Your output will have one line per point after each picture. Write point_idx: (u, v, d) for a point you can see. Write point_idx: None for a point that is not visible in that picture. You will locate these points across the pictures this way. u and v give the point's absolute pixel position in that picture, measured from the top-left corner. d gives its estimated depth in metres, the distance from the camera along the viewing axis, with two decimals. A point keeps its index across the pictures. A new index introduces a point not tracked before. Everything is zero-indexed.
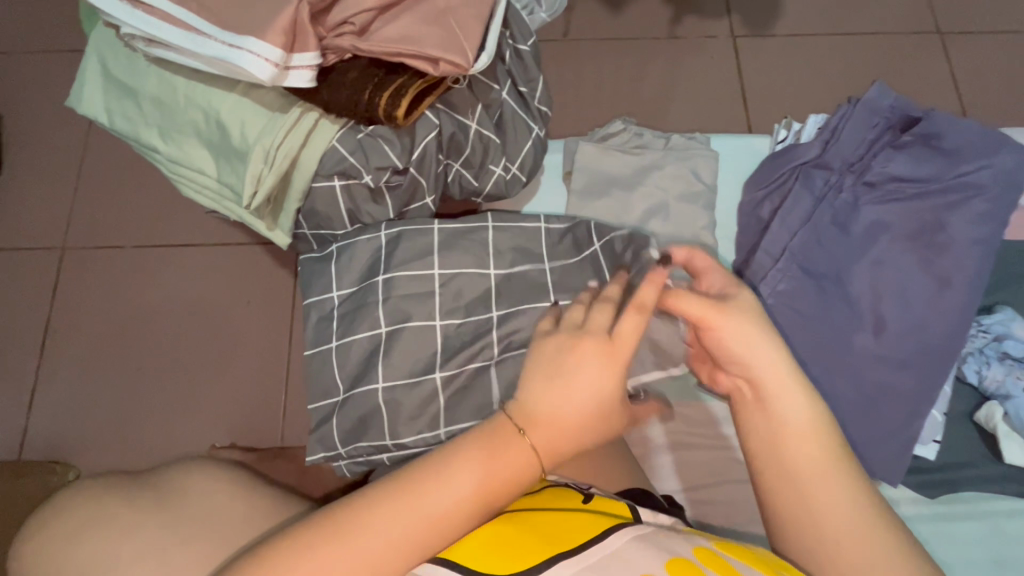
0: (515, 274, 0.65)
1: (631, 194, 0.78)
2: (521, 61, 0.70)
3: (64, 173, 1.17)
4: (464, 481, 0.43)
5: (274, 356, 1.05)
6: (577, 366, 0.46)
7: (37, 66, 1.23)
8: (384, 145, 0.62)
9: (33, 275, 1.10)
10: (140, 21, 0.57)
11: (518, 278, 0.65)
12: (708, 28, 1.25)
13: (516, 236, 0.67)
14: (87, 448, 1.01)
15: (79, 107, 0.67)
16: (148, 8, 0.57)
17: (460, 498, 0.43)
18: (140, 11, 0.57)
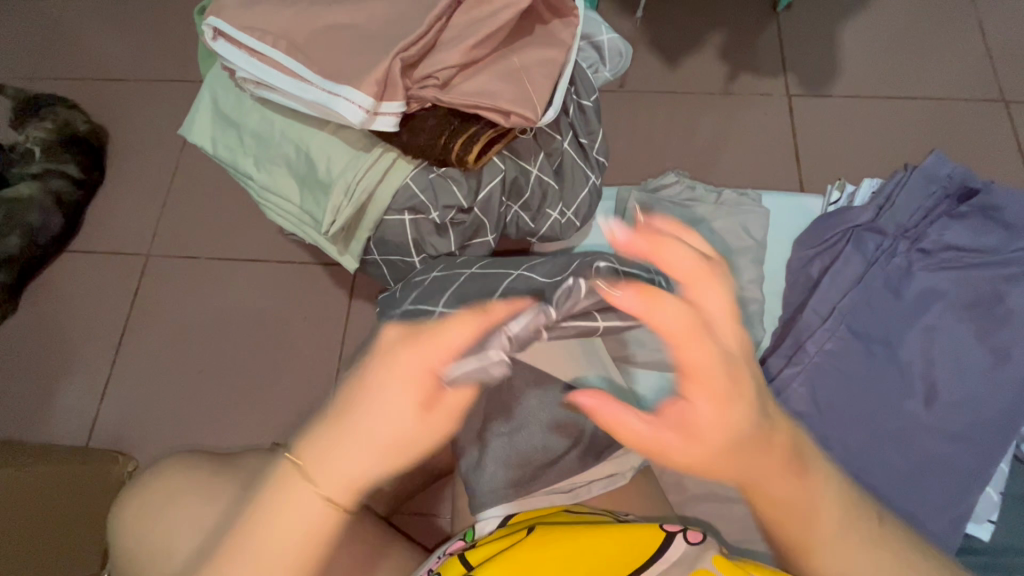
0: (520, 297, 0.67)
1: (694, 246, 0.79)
2: (583, 115, 0.75)
3: (156, 188, 1.29)
4: (299, 514, 0.46)
5: (323, 371, 1.11)
6: (383, 389, 0.48)
7: (146, 92, 1.39)
8: (453, 185, 0.67)
9: (119, 279, 1.21)
10: (257, 68, 0.65)
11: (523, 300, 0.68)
12: (763, 85, 1.28)
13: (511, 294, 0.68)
14: (147, 441, 1.09)
15: (189, 136, 0.76)
16: (261, 58, 0.65)
17: (303, 521, 0.46)
18: (255, 60, 0.65)
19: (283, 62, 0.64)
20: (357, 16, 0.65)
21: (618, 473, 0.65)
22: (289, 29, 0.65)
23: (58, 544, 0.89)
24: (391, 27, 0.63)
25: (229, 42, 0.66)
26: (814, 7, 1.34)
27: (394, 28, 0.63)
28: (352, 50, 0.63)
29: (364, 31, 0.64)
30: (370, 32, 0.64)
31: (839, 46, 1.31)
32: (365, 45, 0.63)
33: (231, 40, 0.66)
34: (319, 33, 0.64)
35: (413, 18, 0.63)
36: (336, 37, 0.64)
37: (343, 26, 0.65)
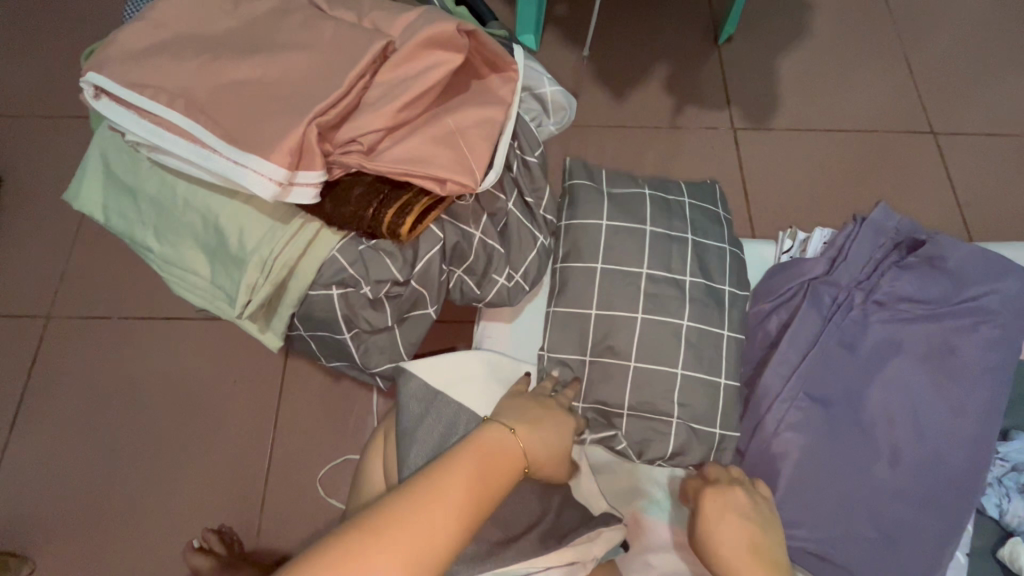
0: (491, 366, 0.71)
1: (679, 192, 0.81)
2: (528, 171, 0.69)
3: (58, 238, 1.15)
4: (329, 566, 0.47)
5: (256, 442, 1.00)
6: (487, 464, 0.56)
7: (46, 130, 1.24)
8: (386, 257, 0.61)
9: (11, 346, 1.07)
10: (152, 131, 0.57)
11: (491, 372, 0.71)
12: (709, 119, 1.29)
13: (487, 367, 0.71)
14: (47, 537, 0.95)
15: (75, 203, 0.66)
16: (157, 121, 0.56)
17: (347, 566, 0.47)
18: (148, 123, 0.57)
19: (183, 126, 0.56)
20: (266, 73, 0.57)
21: (582, 558, 0.60)
22: (186, 85, 0.57)
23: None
24: (305, 85, 0.56)
25: (116, 101, 0.57)
26: (754, 40, 1.37)
27: (311, 86, 0.56)
28: (261, 111, 0.55)
29: (278, 88, 0.57)
30: (280, 90, 0.56)
31: (779, 76, 1.33)
32: (275, 106, 0.55)
33: (119, 100, 0.57)
34: (224, 90, 0.57)
35: (330, 77, 0.56)
36: (242, 95, 0.56)
37: (250, 83, 0.57)
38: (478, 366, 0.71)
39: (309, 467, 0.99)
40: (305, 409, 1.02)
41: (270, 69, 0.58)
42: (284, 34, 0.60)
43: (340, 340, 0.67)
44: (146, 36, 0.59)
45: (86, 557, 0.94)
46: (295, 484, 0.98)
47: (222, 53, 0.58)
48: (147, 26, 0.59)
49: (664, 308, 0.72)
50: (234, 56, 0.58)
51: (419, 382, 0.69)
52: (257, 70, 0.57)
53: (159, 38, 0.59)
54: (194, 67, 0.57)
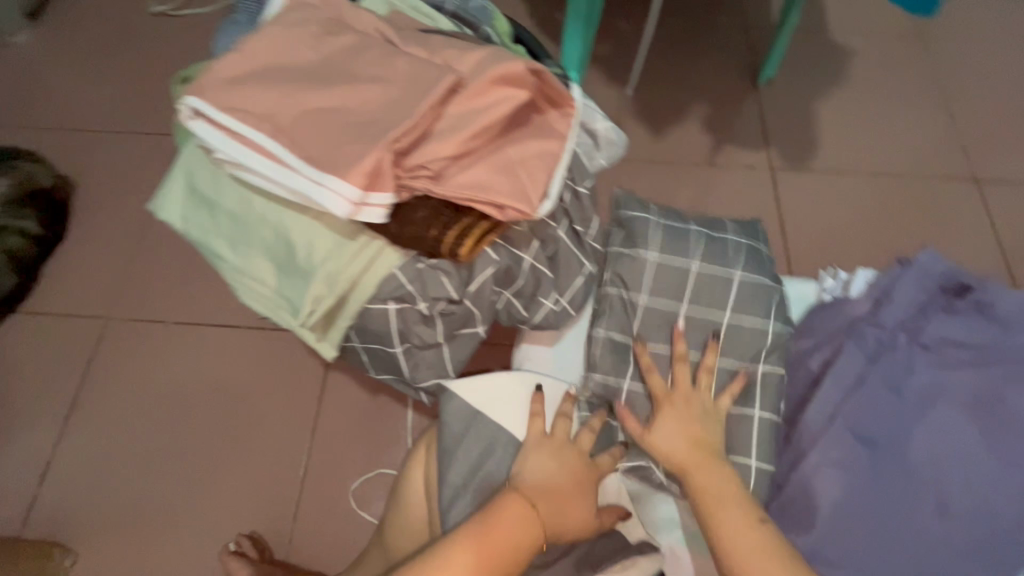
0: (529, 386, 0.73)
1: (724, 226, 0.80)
2: (578, 201, 0.72)
3: (122, 245, 1.22)
4: None
5: (292, 450, 1.03)
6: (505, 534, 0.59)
7: (120, 144, 1.34)
8: (443, 277, 0.64)
9: (71, 344, 1.13)
10: (240, 151, 0.62)
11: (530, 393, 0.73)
12: (748, 157, 1.31)
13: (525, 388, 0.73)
14: (89, 531, 0.99)
15: (159, 213, 0.71)
16: (245, 142, 0.62)
17: None
18: (237, 144, 0.62)
19: (268, 148, 0.61)
20: (344, 101, 0.62)
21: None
22: (272, 110, 0.62)
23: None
24: (380, 113, 0.61)
25: (210, 123, 0.63)
26: (794, 83, 1.40)
27: (385, 114, 0.61)
28: (338, 136, 0.60)
29: (355, 116, 0.62)
30: (357, 117, 0.61)
31: (818, 119, 1.36)
32: (352, 132, 0.60)
33: (212, 121, 0.63)
34: (305, 115, 0.62)
35: (403, 107, 0.60)
36: (322, 121, 0.61)
37: (329, 110, 0.62)
38: (522, 386, 0.73)
39: (343, 478, 1.01)
40: (342, 421, 1.05)
41: (349, 97, 0.62)
42: (361, 67, 0.65)
43: (391, 354, 0.70)
44: (238, 65, 0.65)
45: (124, 553, 0.97)
46: (327, 494, 1.00)
47: (307, 82, 0.63)
48: (240, 56, 0.65)
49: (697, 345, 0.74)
50: (316, 85, 0.63)
51: (461, 400, 0.71)
52: (337, 97, 0.62)
53: (250, 67, 0.65)
54: (280, 94, 0.62)
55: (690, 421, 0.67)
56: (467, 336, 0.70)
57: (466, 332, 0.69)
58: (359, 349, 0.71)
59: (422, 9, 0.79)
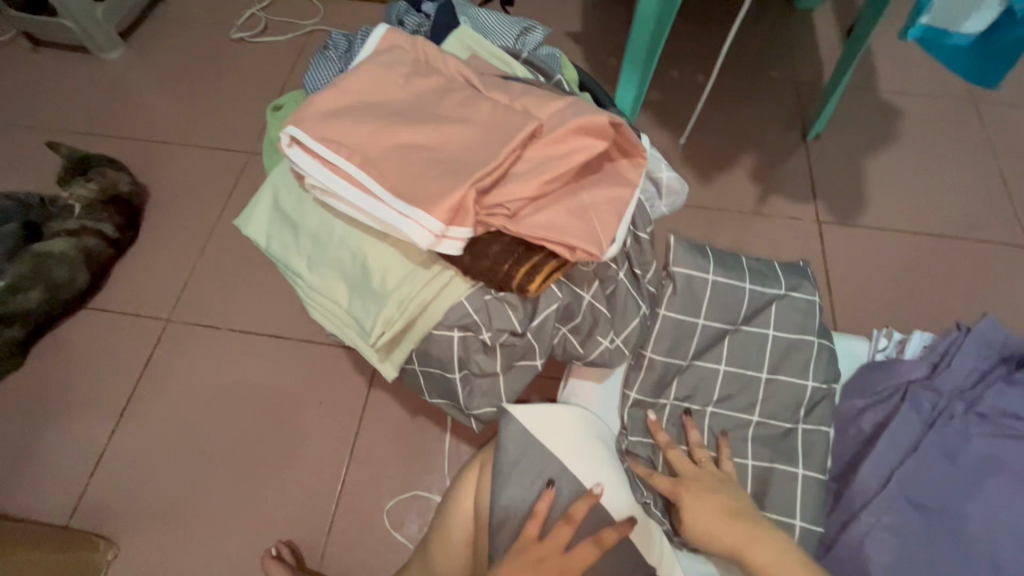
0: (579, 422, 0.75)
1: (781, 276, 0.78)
2: (638, 245, 0.74)
3: (187, 252, 1.29)
4: None
5: (332, 464, 1.05)
6: None
7: (194, 157, 1.43)
8: (509, 310, 0.67)
9: (132, 343, 1.19)
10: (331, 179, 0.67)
11: (579, 428, 0.75)
12: (794, 210, 1.33)
13: (575, 424, 0.75)
14: (132, 526, 1.02)
15: (244, 229, 0.77)
16: (335, 171, 0.66)
17: None
18: (328, 172, 0.66)
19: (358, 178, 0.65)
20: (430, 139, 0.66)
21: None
22: (363, 142, 0.67)
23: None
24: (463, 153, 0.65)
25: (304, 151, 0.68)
26: (843, 140, 1.42)
27: (468, 154, 0.65)
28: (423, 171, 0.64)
29: (439, 153, 0.66)
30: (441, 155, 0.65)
31: (867, 177, 1.37)
32: (437, 167, 0.64)
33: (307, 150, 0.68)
34: (394, 150, 0.66)
35: (487, 148, 0.64)
36: (408, 156, 0.65)
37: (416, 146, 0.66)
38: (571, 420, 0.75)
39: (379, 496, 1.02)
40: (381, 439, 1.07)
41: (434, 135, 0.67)
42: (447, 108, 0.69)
43: (449, 378, 0.72)
44: (334, 100, 0.70)
45: (164, 551, 1.00)
46: (363, 512, 1.01)
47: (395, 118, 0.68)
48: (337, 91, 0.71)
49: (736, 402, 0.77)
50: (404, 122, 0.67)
51: (512, 430, 0.73)
52: (423, 135, 0.67)
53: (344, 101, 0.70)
54: (372, 129, 0.67)
55: (714, 493, 0.69)
56: (524, 368, 0.72)
57: (524, 363, 0.72)
58: (418, 371, 0.74)
59: (501, 55, 0.84)
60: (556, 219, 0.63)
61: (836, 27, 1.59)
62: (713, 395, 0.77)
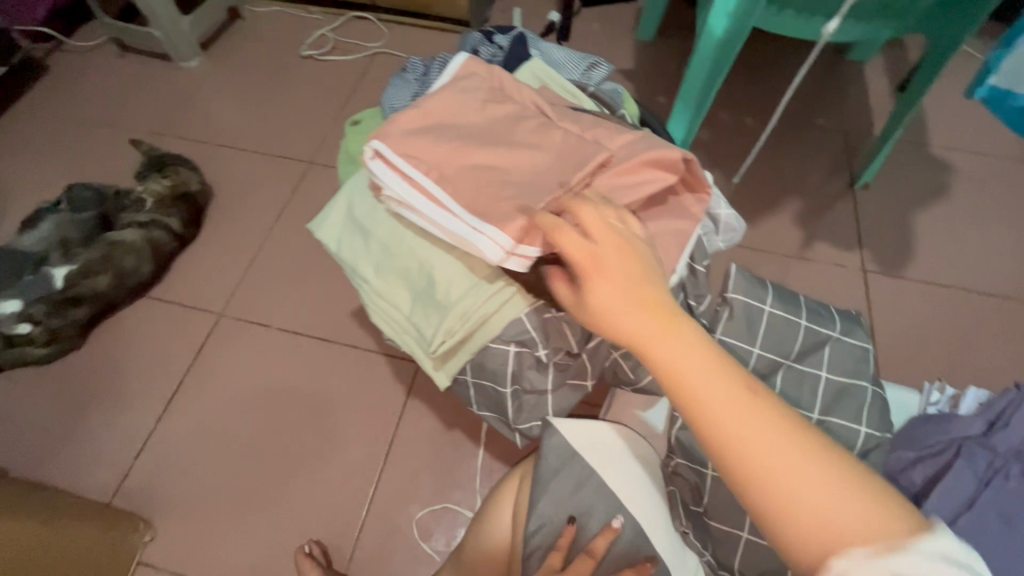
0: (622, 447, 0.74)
1: (835, 320, 0.82)
2: (694, 276, 0.76)
3: (243, 251, 1.35)
4: None
5: (365, 470, 1.07)
6: None
7: (257, 163, 1.50)
8: (567, 328, 0.69)
9: (185, 334, 1.24)
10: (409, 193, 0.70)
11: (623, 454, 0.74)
12: (839, 257, 1.33)
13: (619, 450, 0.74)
14: (169, 512, 1.05)
15: (316, 232, 0.81)
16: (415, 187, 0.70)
17: None
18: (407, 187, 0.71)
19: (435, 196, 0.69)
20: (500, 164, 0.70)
21: None
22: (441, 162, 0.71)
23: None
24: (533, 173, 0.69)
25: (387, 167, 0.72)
26: (891, 191, 1.42)
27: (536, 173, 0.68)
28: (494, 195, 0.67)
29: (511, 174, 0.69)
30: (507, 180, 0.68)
31: (915, 230, 1.36)
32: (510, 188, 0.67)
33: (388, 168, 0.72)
34: (468, 170, 0.70)
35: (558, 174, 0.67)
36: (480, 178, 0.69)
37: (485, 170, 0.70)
38: (615, 440, 0.75)
39: (409, 505, 1.04)
40: (415, 449, 1.09)
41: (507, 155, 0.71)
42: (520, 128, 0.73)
43: (499, 392, 0.74)
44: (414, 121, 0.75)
45: (198, 540, 1.02)
46: (392, 519, 1.02)
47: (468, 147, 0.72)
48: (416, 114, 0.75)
49: None
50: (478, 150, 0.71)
51: (556, 447, 0.72)
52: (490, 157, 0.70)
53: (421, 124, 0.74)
54: (445, 156, 0.71)
55: None
56: (574, 388, 0.74)
57: (574, 383, 0.73)
58: (467, 381, 0.76)
59: (569, 88, 0.88)
60: None
61: (888, 81, 1.61)
62: None
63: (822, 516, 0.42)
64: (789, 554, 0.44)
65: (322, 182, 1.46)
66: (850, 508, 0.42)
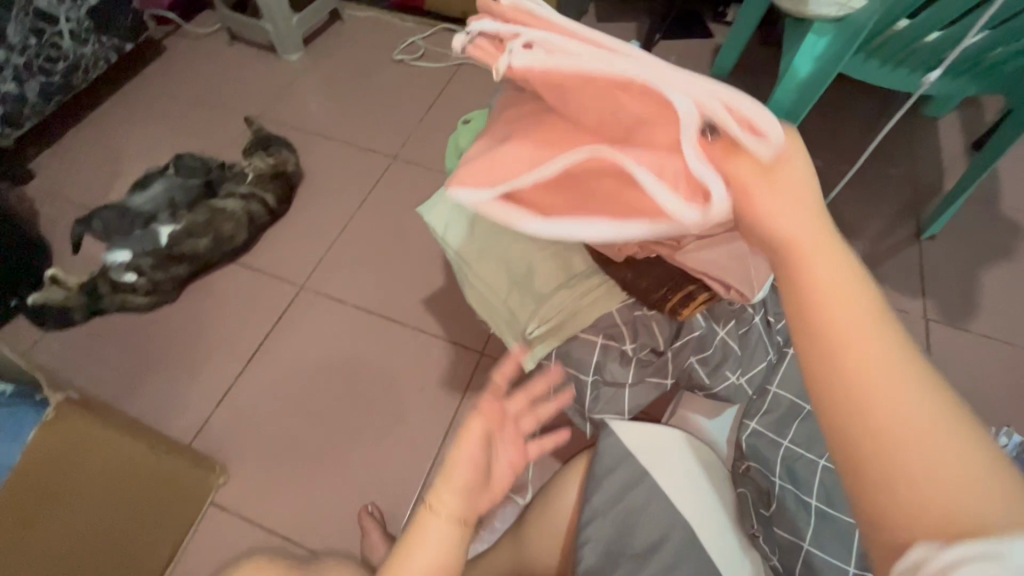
0: (684, 450, 0.80)
1: None
2: (776, 294, 0.81)
3: (327, 231, 1.44)
4: None
5: (424, 447, 1.13)
6: None
7: (346, 153, 1.61)
8: (655, 327, 0.75)
9: (268, 301, 1.33)
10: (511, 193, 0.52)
11: (685, 456, 0.80)
12: (901, 302, 1.34)
13: (682, 451, 0.80)
14: (241, 461, 1.12)
15: (424, 215, 0.88)
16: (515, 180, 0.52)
17: None
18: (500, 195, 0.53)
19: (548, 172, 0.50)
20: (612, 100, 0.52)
21: None
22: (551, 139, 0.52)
23: (142, 518, 0.89)
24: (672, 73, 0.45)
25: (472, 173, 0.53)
26: (960, 244, 1.43)
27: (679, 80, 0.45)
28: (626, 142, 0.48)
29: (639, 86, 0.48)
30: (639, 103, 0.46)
31: (981, 288, 1.36)
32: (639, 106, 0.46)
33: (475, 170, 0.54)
34: None
35: None
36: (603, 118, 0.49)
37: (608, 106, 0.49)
38: (670, 442, 0.80)
39: None
40: None
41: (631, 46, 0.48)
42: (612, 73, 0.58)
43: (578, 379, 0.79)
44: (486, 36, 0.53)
45: (266, 488, 1.10)
46: None
47: (579, 42, 0.48)
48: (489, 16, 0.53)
49: None
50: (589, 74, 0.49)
51: (621, 440, 0.79)
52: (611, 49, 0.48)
53: (515, 34, 0.51)
54: (547, 76, 0.48)
55: None
56: (652, 386, 0.79)
57: (653, 382, 0.78)
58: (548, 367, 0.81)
59: None
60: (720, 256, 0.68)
61: (963, 139, 1.62)
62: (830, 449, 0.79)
63: (949, 485, 0.34)
64: (881, 502, 0.36)
65: (403, 177, 1.55)
66: (978, 490, 0.34)
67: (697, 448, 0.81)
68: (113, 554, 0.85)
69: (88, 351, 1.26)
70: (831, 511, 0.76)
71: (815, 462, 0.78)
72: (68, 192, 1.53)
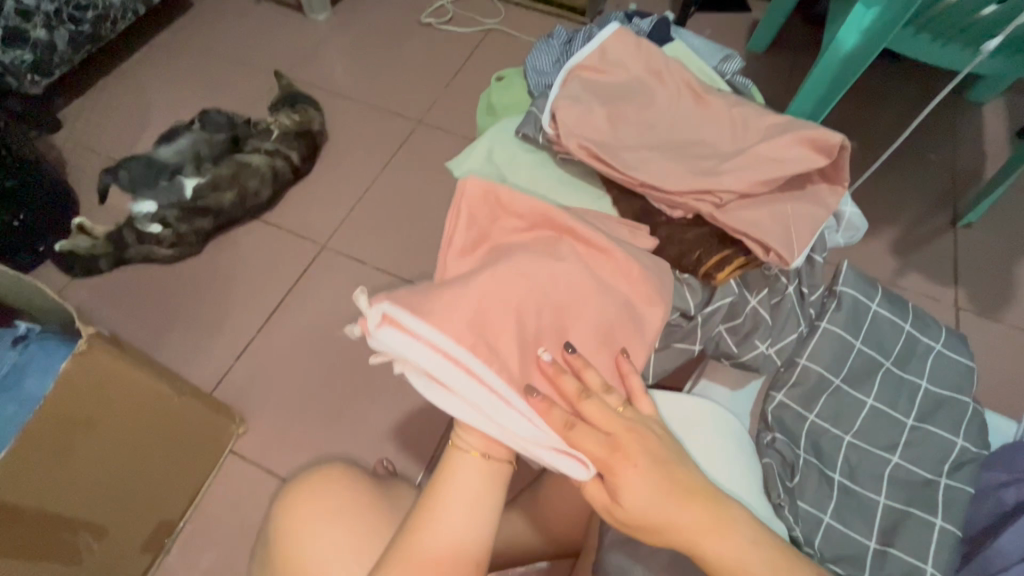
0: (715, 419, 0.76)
1: (942, 332, 0.83)
2: (811, 266, 0.80)
3: (350, 192, 1.44)
4: None
5: (441, 409, 1.14)
6: None
7: (371, 115, 1.59)
8: (687, 290, 0.73)
9: (290, 258, 1.33)
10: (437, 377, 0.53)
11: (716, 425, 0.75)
12: (932, 290, 1.31)
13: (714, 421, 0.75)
14: (260, 413, 1.14)
15: (455, 172, 0.87)
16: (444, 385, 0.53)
17: None
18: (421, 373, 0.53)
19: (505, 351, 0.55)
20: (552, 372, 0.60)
21: None
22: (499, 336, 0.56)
23: (164, 459, 0.91)
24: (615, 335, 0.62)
25: (416, 319, 0.53)
26: (998, 234, 1.38)
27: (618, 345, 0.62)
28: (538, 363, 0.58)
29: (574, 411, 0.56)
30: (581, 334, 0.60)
31: (1016, 280, 1.32)
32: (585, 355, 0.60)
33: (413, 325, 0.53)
34: (618, 134, 0.76)
35: (710, 147, 0.74)
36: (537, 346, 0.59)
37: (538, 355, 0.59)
38: (699, 410, 0.76)
39: None
40: None
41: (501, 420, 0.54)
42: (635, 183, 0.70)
43: None
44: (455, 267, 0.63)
45: (283, 440, 1.11)
46: None
47: (439, 353, 0.53)
48: (467, 241, 0.64)
49: (877, 440, 0.77)
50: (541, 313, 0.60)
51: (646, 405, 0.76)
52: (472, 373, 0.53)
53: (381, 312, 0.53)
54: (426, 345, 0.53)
55: None
56: (678, 351, 0.77)
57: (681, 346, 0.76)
58: None
59: (708, 72, 0.91)
60: (761, 220, 0.68)
61: (1008, 126, 1.55)
62: (854, 425, 0.78)
63: None
64: None
65: (427, 142, 1.53)
66: None
67: (727, 420, 0.77)
68: (135, 492, 0.86)
69: (114, 299, 1.28)
70: (853, 486, 0.76)
71: (840, 438, 0.78)
72: (95, 142, 1.53)
